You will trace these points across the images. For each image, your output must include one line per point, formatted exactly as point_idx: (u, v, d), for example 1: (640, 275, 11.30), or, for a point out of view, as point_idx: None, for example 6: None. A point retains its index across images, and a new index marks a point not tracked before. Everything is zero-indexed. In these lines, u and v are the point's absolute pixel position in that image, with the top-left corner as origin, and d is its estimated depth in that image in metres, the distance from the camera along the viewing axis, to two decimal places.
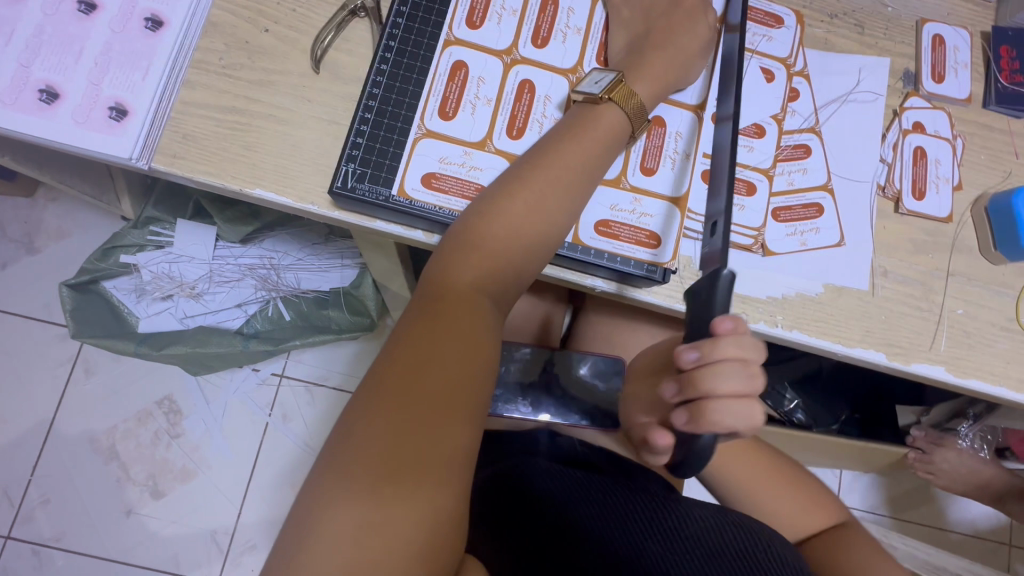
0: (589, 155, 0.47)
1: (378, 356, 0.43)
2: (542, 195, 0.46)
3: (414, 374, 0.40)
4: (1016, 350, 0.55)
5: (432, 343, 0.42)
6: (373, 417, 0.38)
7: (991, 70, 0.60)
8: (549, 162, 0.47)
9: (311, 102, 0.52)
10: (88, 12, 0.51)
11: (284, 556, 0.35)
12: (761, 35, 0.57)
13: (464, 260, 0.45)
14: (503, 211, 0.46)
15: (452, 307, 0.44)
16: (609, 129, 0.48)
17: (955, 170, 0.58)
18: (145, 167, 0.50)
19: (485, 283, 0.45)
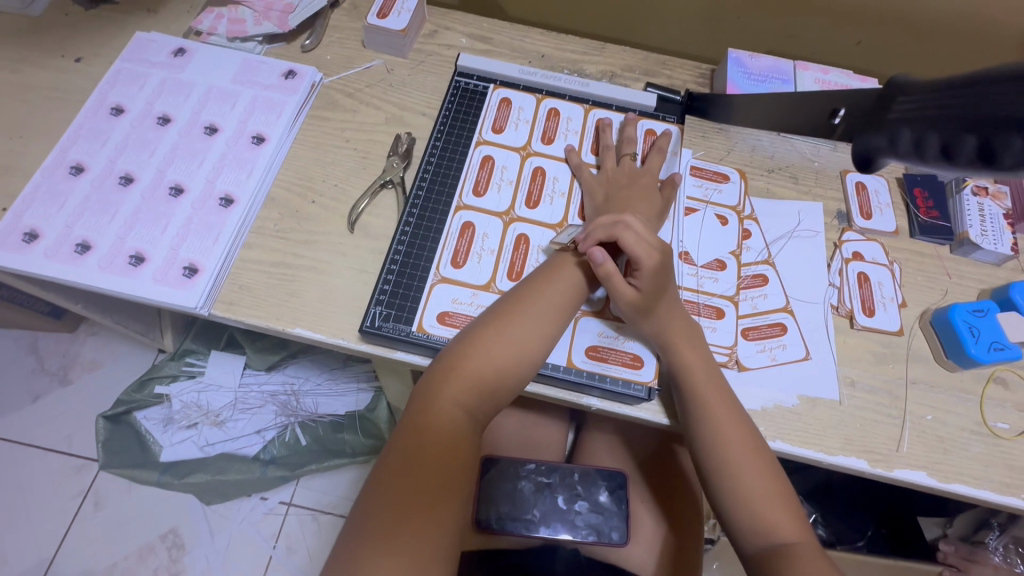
0: (558, 298, 0.57)
1: (370, 474, 0.47)
2: (518, 330, 0.55)
3: (403, 483, 0.45)
4: (992, 454, 0.59)
5: (418, 454, 0.47)
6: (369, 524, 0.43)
7: (910, 208, 0.71)
8: (524, 302, 0.56)
9: (346, 255, 0.64)
10: (177, 195, 0.64)
11: None
12: (712, 189, 0.70)
13: (450, 384, 0.52)
14: (485, 342, 0.54)
15: (436, 426, 0.50)
16: (575, 279, 0.59)
17: (897, 290, 0.66)
18: (206, 313, 0.60)
19: (466, 403, 0.52)
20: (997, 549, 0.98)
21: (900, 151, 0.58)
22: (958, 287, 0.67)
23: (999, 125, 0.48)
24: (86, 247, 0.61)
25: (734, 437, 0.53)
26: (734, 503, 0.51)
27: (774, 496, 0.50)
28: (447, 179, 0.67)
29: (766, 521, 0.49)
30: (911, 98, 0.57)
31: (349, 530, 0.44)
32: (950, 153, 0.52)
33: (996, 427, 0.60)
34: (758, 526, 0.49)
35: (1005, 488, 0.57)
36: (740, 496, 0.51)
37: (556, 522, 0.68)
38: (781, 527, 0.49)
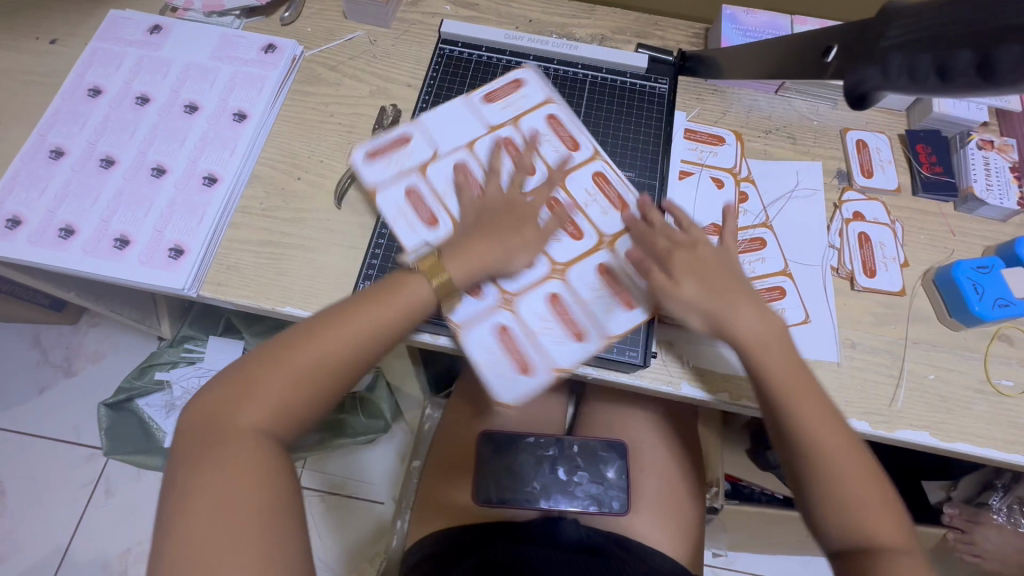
0: (383, 315, 0.50)
1: (160, 514, 0.40)
2: (339, 348, 0.48)
3: (278, 371, 0.46)
4: (996, 412, 0.58)
5: (301, 353, 0.47)
6: (237, 403, 0.45)
7: (913, 165, 0.69)
8: (343, 320, 0.49)
9: (333, 232, 0.62)
10: (159, 175, 0.63)
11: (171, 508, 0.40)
12: (707, 152, 0.68)
13: (252, 406, 0.44)
14: (287, 369, 0.46)
15: (230, 462, 0.42)
16: (410, 290, 0.51)
17: (899, 250, 0.65)
18: (195, 295, 0.59)
19: (269, 429, 0.45)
20: (1000, 510, 1.00)
21: (894, 80, 0.47)
22: (963, 245, 0.66)
23: (1000, 31, 0.40)
24: (70, 232, 0.60)
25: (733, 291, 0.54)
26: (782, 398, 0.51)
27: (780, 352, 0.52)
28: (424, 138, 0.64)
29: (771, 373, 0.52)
30: (894, 25, 0.47)
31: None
32: (943, 74, 0.44)
33: (1001, 384, 0.59)
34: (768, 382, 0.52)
35: (1009, 445, 0.57)
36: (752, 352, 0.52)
37: (558, 494, 0.69)
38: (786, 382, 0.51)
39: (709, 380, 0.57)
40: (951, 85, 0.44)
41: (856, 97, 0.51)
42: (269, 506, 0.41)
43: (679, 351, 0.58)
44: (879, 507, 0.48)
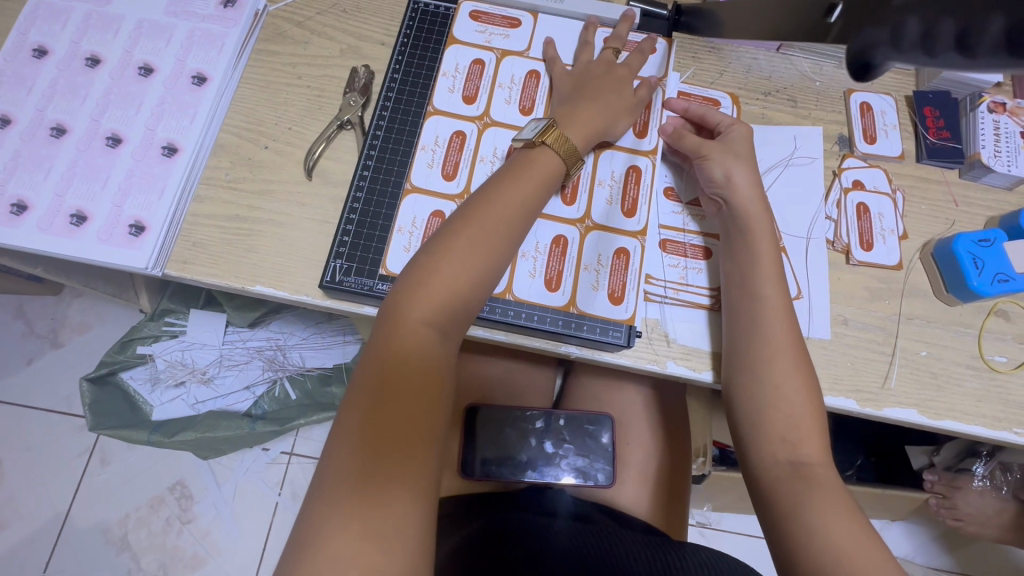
0: (527, 195, 0.51)
1: (347, 393, 0.44)
2: (492, 231, 0.49)
3: (424, 284, 0.47)
4: (986, 388, 0.57)
5: (438, 263, 0.47)
6: (398, 316, 0.46)
7: (918, 129, 0.65)
8: (495, 201, 0.50)
9: (305, 206, 0.59)
10: (115, 145, 0.59)
11: (350, 402, 0.43)
12: None
13: (426, 293, 0.46)
14: (453, 250, 0.48)
15: (405, 353, 0.45)
16: (547, 168, 0.53)
17: (898, 222, 0.62)
18: (160, 274, 0.57)
19: (436, 321, 0.47)
20: (982, 476, 1.02)
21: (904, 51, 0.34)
22: (965, 216, 0.63)
23: None
24: (23, 207, 0.56)
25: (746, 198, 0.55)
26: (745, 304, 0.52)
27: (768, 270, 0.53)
28: (452, 67, 0.62)
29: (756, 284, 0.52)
30: None
31: (318, 487, 0.40)
32: (962, 48, 0.29)
33: (993, 360, 0.58)
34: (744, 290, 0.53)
35: (996, 422, 0.56)
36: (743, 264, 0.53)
37: (541, 467, 0.69)
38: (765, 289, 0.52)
39: (694, 359, 0.55)
40: (978, 63, 0.29)
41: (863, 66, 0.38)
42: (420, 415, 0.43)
43: (664, 330, 0.56)
44: (838, 510, 0.44)
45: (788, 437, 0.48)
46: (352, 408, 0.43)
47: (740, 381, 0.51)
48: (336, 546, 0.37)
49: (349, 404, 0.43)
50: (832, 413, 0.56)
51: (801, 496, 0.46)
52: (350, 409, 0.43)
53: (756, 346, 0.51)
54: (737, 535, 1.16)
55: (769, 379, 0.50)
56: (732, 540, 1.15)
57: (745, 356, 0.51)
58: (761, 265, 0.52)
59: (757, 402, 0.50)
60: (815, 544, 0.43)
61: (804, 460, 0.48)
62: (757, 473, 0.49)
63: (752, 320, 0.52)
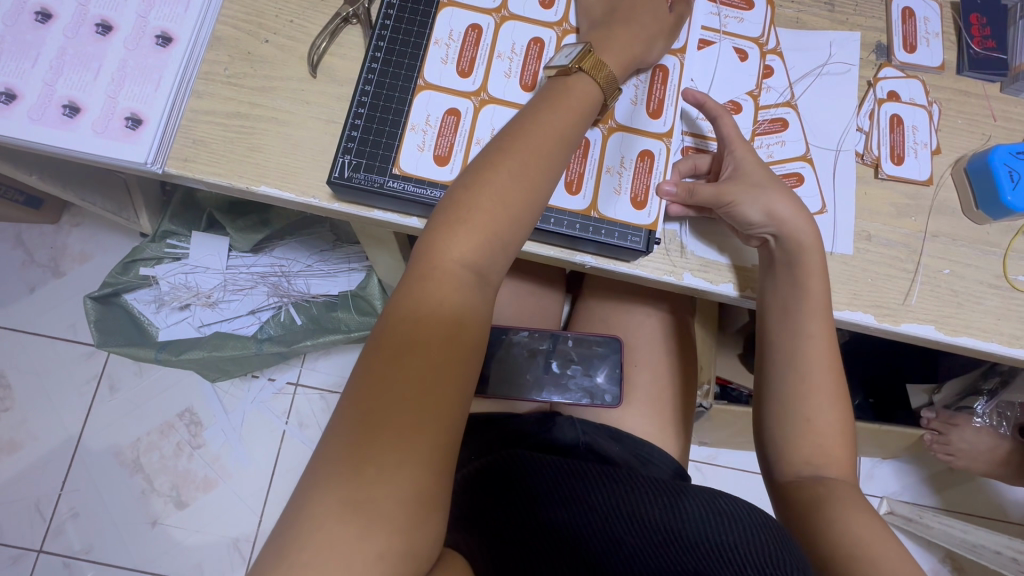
0: (563, 130, 0.48)
1: (373, 334, 0.44)
2: (525, 169, 0.46)
3: (453, 227, 0.45)
4: (1007, 307, 0.56)
5: (467, 205, 0.46)
6: (427, 261, 0.45)
7: (962, 38, 0.61)
8: (528, 136, 0.47)
9: (309, 104, 0.56)
10: (105, 33, 0.55)
11: (376, 344, 0.43)
12: (732, 17, 0.59)
13: (456, 236, 0.45)
14: (485, 190, 0.46)
15: (433, 298, 0.44)
16: (584, 100, 0.49)
17: (932, 135, 0.59)
18: (160, 171, 0.54)
19: (469, 264, 0.45)
20: (983, 414, 1.04)
21: None
22: (1002, 131, 0.60)
23: None
24: (11, 96, 0.53)
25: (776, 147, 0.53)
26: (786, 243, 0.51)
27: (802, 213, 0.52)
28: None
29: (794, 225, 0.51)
30: None
31: (338, 422, 0.40)
32: None
33: (1017, 280, 0.56)
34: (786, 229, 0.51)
35: (1014, 341, 0.55)
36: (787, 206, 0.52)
37: (548, 386, 0.69)
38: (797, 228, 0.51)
39: (711, 270, 0.54)
40: None
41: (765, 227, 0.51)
42: (445, 362, 0.42)
43: (682, 241, 0.55)
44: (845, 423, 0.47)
45: (809, 399, 0.51)
46: (378, 349, 0.42)
47: (772, 343, 0.53)
48: (352, 485, 0.38)
49: (375, 345, 0.43)
50: (846, 328, 0.55)
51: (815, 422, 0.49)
52: (376, 350, 0.42)
53: (789, 307, 0.51)
54: (734, 469, 1.19)
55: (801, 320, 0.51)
56: (729, 474, 1.19)
57: (780, 313, 0.52)
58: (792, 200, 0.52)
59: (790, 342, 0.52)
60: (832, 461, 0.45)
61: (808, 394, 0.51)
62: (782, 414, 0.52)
63: (788, 270, 0.51)
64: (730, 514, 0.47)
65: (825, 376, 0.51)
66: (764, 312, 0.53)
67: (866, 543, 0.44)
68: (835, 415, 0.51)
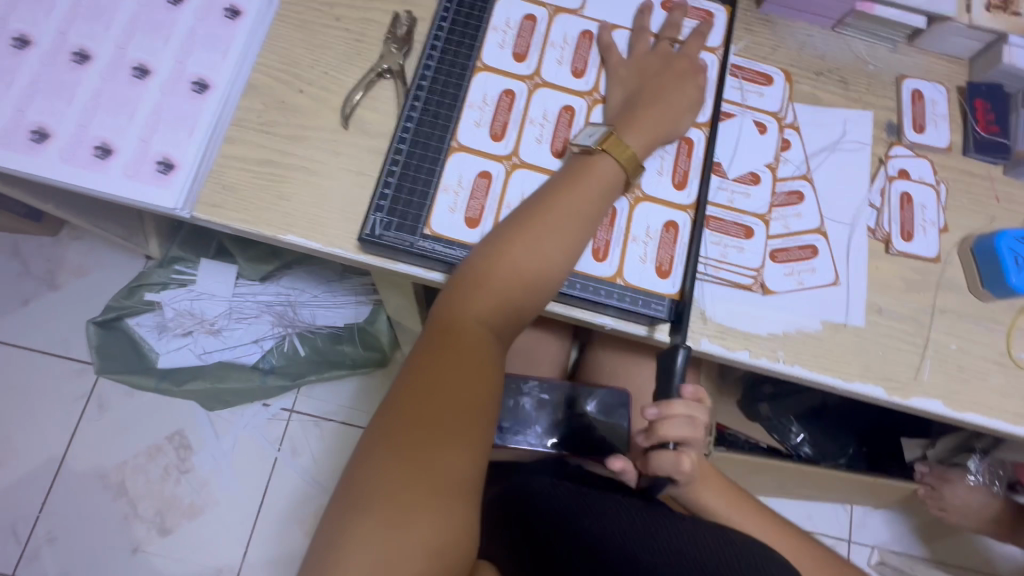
0: (586, 200, 0.50)
1: (391, 387, 0.43)
2: (549, 233, 0.48)
3: (477, 285, 0.47)
4: (1011, 384, 0.57)
5: (492, 264, 0.47)
6: (452, 316, 0.46)
7: (968, 122, 0.64)
8: (552, 204, 0.49)
9: (340, 155, 0.57)
10: (141, 77, 0.56)
11: (397, 392, 0.42)
12: (753, 91, 0.62)
13: (477, 296, 0.47)
14: (509, 254, 0.47)
15: (456, 350, 0.44)
16: (606, 175, 0.51)
17: (940, 214, 0.61)
18: (187, 216, 0.54)
19: (491, 322, 0.47)
20: (977, 472, 1.04)
21: None
22: (1005, 212, 0.62)
23: None
24: (43, 135, 0.53)
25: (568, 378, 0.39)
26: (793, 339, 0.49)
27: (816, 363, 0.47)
28: (505, 18, 0.59)
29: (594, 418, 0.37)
30: None
31: (355, 466, 0.40)
32: None
33: (1020, 357, 0.58)
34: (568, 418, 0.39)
35: (1018, 418, 0.57)
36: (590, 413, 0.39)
37: (557, 436, 0.68)
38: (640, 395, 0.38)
39: (729, 338, 0.55)
40: None
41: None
42: (464, 419, 0.42)
43: (702, 307, 0.56)
44: None
45: None
46: (398, 398, 0.42)
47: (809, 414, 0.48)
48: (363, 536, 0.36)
49: (396, 393, 0.42)
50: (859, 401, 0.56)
51: None
52: (396, 398, 0.42)
53: None
54: None
55: None
56: None
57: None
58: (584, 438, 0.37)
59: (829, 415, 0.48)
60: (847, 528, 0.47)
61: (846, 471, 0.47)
62: None
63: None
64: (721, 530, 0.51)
65: None
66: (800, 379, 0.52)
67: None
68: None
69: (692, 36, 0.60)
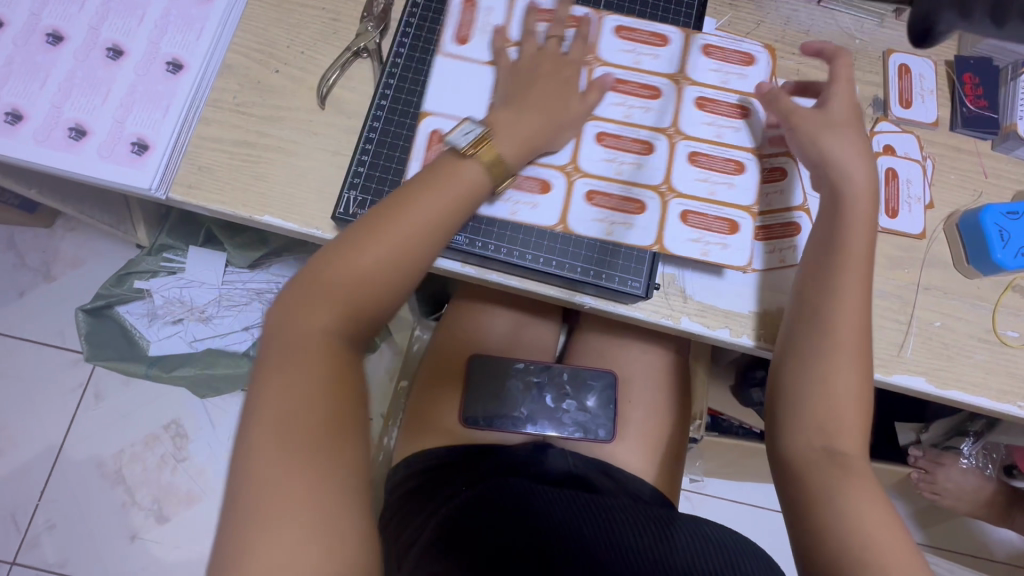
0: (442, 203, 0.47)
1: (242, 415, 0.40)
2: (398, 233, 0.45)
3: (318, 292, 0.43)
4: (995, 361, 0.57)
5: (330, 271, 0.44)
6: (298, 327, 0.42)
7: (956, 96, 0.63)
8: (395, 205, 0.46)
9: (317, 135, 0.56)
10: (116, 58, 0.55)
11: (257, 408, 0.39)
12: (746, 58, 0.60)
13: (317, 305, 0.43)
14: (360, 260, 0.44)
15: (313, 363, 0.41)
16: (466, 181, 0.49)
17: (926, 190, 0.60)
18: (164, 197, 0.54)
19: (339, 328, 0.43)
20: (969, 455, 1.04)
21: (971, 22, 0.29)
22: (993, 188, 0.61)
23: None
24: (18, 117, 0.53)
25: (846, 318, 0.49)
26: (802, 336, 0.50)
27: (856, 391, 0.48)
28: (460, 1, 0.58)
29: (826, 374, 0.48)
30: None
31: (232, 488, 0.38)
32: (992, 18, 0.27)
33: (1005, 334, 0.58)
34: (821, 382, 0.48)
35: (1002, 396, 0.56)
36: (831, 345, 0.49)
37: (544, 420, 0.68)
38: (834, 381, 0.48)
39: (708, 316, 0.55)
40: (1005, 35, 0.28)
41: (924, 31, 0.31)
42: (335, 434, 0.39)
43: (681, 285, 0.56)
44: (868, 498, 0.45)
45: (834, 424, 0.47)
46: (263, 416, 0.39)
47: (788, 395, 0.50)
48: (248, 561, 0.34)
49: (256, 412, 0.39)
50: None
51: (839, 483, 0.45)
52: (259, 417, 0.39)
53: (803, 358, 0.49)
54: (723, 501, 1.18)
55: (817, 368, 0.49)
56: (718, 505, 1.18)
57: (817, 284, 0.50)
58: (831, 300, 0.49)
59: (804, 397, 0.49)
60: (846, 530, 0.43)
61: (836, 437, 0.47)
62: (788, 454, 0.49)
63: (818, 275, 0.51)
64: (697, 541, 0.56)
65: (855, 404, 0.48)
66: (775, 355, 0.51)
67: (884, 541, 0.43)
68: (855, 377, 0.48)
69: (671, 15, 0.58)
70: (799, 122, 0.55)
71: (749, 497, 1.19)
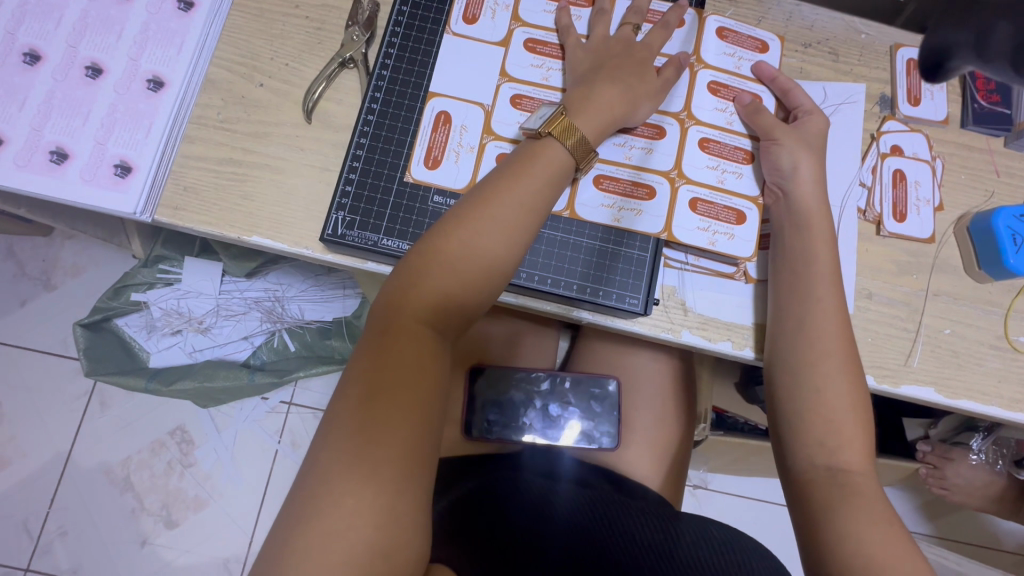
0: (533, 189, 0.47)
1: (333, 396, 0.40)
2: (492, 225, 0.45)
3: (414, 280, 0.43)
4: (1008, 369, 0.55)
5: (427, 259, 0.44)
6: (390, 315, 0.42)
7: (967, 91, 0.60)
8: (499, 192, 0.46)
9: (304, 151, 0.55)
10: (95, 77, 0.54)
11: (353, 387, 0.39)
12: (747, 60, 0.58)
13: (411, 292, 0.43)
14: (453, 246, 0.44)
15: (406, 349, 0.40)
16: (553, 162, 0.48)
17: (935, 192, 0.58)
18: (149, 220, 0.53)
19: (434, 318, 0.43)
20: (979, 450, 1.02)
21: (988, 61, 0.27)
22: (1005, 187, 0.59)
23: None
24: None
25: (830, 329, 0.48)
26: (792, 340, 0.49)
27: (849, 400, 0.47)
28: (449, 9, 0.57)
29: (813, 382, 0.47)
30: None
31: (308, 467, 0.37)
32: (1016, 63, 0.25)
33: (1018, 340, 0.56)
34: (814, 393, 0.47)
35: (1013, 404, 0.54)
36: (816, 352, 0.48)
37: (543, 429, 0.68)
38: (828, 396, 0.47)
39: (709, 329, 0.54)
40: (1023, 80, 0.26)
41: (937, 64, 0.29)
42: (421, 425, 0.39)
43: (682, 297, 0.54)
44: (873, 518, 0.43)
45: (832, 439, 0.46)
46: (360, 396, 0.38)
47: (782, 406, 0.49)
48: (324, 538, 0.34)
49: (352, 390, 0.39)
50: None
51: (839, 501, 0.44)
52: (355, 395, 0.38)
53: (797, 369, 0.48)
54: (729, 497, 1.18)
55: (812, 382, 0.48)
56: (724, 501, 1.18)
57: (792, 287, 0.50)
58: (811, 303, 0.49)
59: (801, 409, 0.48)
60: (847, 549, 0.42)
61: (838, 453, 0.46)
62: (793, 472, 0.48)
63: (797, 276, 0.50)
64: (706, 538, 0.54)
65: (853, 416, 0.47)
66: (774, 373, 0.50)
67: (888, 557, 0.41)
68: (847, 388, 0.47)
69: (657, 26, 0.56)
70: (779, 137, 0.54)
71: (755, 493, 1.19)
